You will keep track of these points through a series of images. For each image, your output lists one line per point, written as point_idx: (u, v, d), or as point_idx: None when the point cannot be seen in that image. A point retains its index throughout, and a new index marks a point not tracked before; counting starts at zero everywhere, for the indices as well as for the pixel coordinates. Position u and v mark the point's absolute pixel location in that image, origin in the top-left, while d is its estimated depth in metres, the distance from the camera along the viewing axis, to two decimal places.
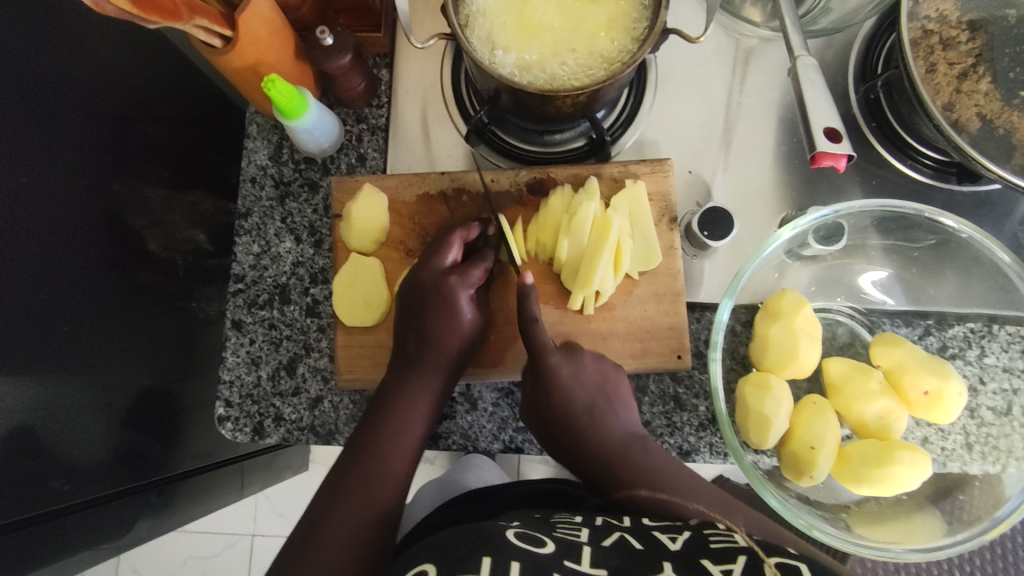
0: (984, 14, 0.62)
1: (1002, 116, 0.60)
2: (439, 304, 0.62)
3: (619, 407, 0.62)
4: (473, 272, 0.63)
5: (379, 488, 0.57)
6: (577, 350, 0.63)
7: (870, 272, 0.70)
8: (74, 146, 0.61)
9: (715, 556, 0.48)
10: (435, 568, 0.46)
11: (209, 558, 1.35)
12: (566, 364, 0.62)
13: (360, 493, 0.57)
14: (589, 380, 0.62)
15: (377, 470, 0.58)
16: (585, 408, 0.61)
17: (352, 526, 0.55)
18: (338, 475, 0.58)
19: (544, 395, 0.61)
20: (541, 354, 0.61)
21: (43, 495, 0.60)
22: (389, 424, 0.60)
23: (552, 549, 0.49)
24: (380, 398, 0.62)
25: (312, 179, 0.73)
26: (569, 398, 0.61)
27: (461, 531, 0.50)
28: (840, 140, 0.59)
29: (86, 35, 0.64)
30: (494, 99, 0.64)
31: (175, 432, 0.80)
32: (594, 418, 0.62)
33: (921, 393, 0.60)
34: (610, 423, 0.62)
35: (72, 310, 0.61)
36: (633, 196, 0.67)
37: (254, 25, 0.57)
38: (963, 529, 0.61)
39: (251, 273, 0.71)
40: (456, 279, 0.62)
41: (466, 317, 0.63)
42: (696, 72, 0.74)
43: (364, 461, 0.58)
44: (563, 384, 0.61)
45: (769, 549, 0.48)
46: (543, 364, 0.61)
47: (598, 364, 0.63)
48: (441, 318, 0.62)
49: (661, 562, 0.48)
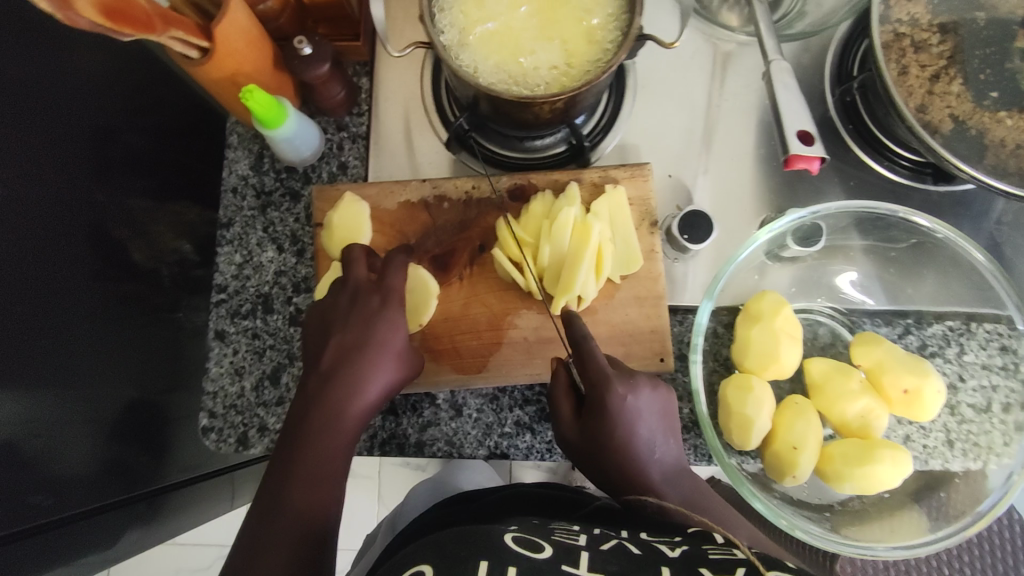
0: (955, 17, 0.63)
1: (973, 117, 0.61)
2: (366, 311, 0.60)
3: (669, 438, 0.61)
4: (395, 275, 0.62)
5: (320, 496, 0.52)
6: (634, 376, 0.61)
7: (847, 272, 0.71)
8: (56, 157, 0.61)
9: (716, 565, 0.46)
10: (431, 567, 0.46)
11: (199, 571, 1.34)
12: (630, 393, 0.59)
13: (302, 504, 0.51)
14: (649, 411, 0.60)
15: (309, 482, 0.52)
16: (644, 441, 0.59)
17: (287, 549, 0.49)
18: (275, 489, 0.52)
19: (601, 424, 0.58)
20: (607, 382, 0.58)
21: (25, 513, 0.58)
22: (317, 433, 0.55)
23: (550, 554, 0.48)
24: (299, 415, 0.56)
25: (293, 187, 0.73)
26: (631, 429, 0.58)
27: (460, 533, 0.50)
28: (812, 143, 0.60)
29: (65, 47, 0.64)
30: (474, 106, 0.64)
31: (164, 444, 0.80)
32: (651, 445, 0.60)
33: (900, 392, 0.61)
34: (661, 458, 0.60)
35: (55, 324, 0.61)
36: (613, 201, 0.67)
37: (231, 34, 0.57)
38: (946, 525, 0.62)
39: (233, 283, 0.71)
40: (372, 289, 0.61)
41: (393, 326, 0.60)
42: (674, 77, 0.75)
43: (297, 475, 0.52)
44: (625, 416, 0.58)
45: (770, 563, 0.47)
46: (609, 392, 0.58)
47: (659, 393, 0.61)
48: (367, 324, 0.59)
49: (658, 568, 0.46)
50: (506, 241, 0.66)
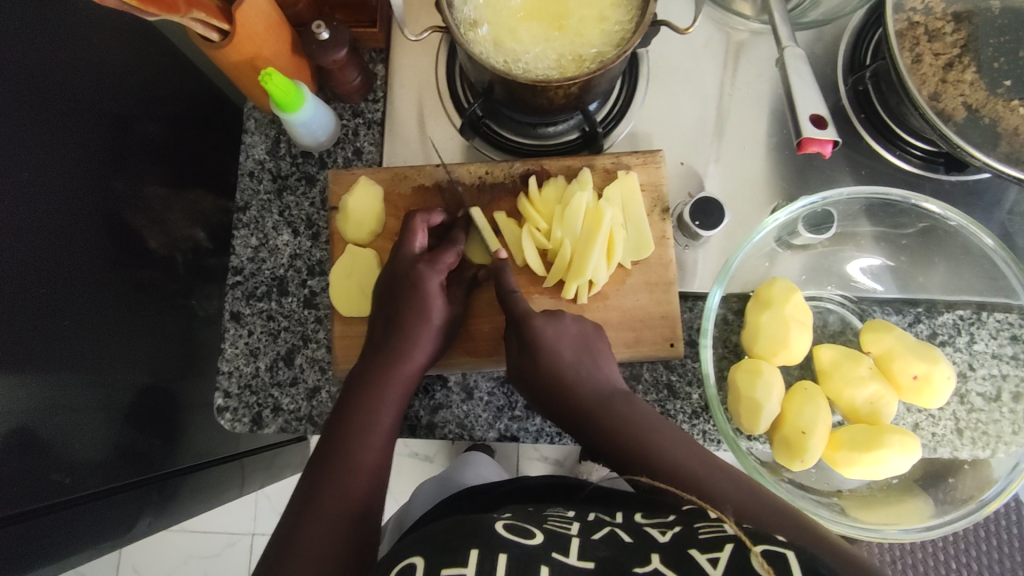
0: (969, 6, 0.63)
1: (987, 105, 0.61)
2: (412, 289, 0.63)
3: (601, 362, 0.62)
4: (444, 258, 0.64)
5: (360, 468, 0.56)
6: (556, 311, 0.64)
7: (859, 259, 0.71)
8: (73, 141, 0.62)
9: (704, 545, 0.46)
10: (422, 562, 0.46)
11: (209, 558, 1.35)
12: (551, 325, 0.62)
13: (344, 482, 0.55)
14: (573, 340, 0.62)
15: (359, 445, 0.57)
16: (571, 366, 0.61)
17: (328, 532, 0.52)
18: (316, 469, 0.56)
19: (531, 358, 0.61)
20: (523, 318, 0.62)
21: (46, 488, 0.60)
22: (368, 397, 0.60)
23: (542, 539, 0.48)
24: (352, 384, 0.61)
25: (309, 172, 0.74)
26: (556, 355, 0.61)
27: (451, 523, 0.49)
28: (825, 127, 0.60)
29: (85, 34, 0.65)
30: (488, 91, 0.65)
31: (175, 427, 0.81)
32: (583, 372, 0.61)
33: (910, 377, 0.61)
34: (596, 382, 0.61)
35: (72, 305, 0.62)
36: (625, 187, 0.68)
37: (252, 18, 0.58)
38: (953, 510, 0.63)
39: (249, 266, 0.71)
40: (425, 266, 0.63)
41: (435, 302, 0.63)
42: (687, 66, 0.75)
43: (348, 438, 0.58)
44: (548, 344, 0.61)
45: (756, 536, 0.46)
46: (528, 326, 0.61)
47: (580, 324, 0.63)
48: (415, 300, 0.62)
49: (649, 554, 0.47)
50: (528, 213, 0.67)
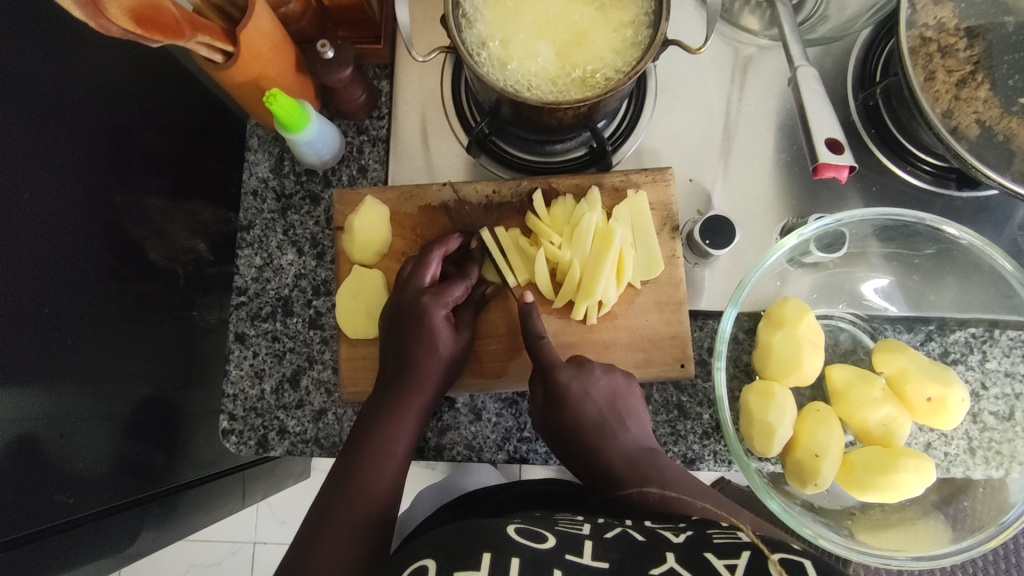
0: (982, 21, 0.62)
1: (1001, 122, 0.60)
2: (418, 325, 0.62)
3: (630, 420, 0.61)
4: (449, 292, 0.63)
5: (374, 491, 0.57)
6: (587, 364, 0.62)
7: (872, 279, 0.70)
8: (74, 156, 0.61)
9: (720, 550, 0.46)
10: (434, 564, 0.44)
11: (211, 566, 1.35)
12: (576, 378, 0.61)
13: (361, 504, 0.56)
14: (601, 396, 0.61)
15: (372, 471, 0.58)
16: (596, 423, 0.60)
17: (340, 556, 0.53)
18: (331, 491, 0.57)
19: (555, 410, 0.60)
20: (550, 367, 0.61)
21: (47, 509, 0.60)
22: (383, 424, 0.60)
23: (554, 543, 0.47)
24: (368, 412, 0.61)
25: (313, 191, 0.73)
26: (580, 414, 0.60)
27: (459, 526, 0.48)
28: (841, 151, 0.59)
29: (84, 45, 0.64)
30: (495, 110, 0.64)
31: (177, 442, 0.80)
32: (608, 431, 0.61)
33: (923, 400, 0.60)
34: (621, 440, 0.61)
35: (73, 324, 0.61)
36: (634, 206, 0.67)
37: (255, 38, 0.57)
38: (969, 537, 0.62)
39: (254, 286, 0.71)
40: (430, 299, 0.62)
41: (444, 338, 0.62)
42: (695, 81, 0.74)
43: (361, 464, 0.58)
44: (574, 400, 0.60)
45: (773, 545, 0.46)
46: (553, 378, 0.60)
47: (611, 377, 0.62)
48: (420, 334, 0.61)
49: (663, 554, 0.46)
50: (538, 228, 0.66)
